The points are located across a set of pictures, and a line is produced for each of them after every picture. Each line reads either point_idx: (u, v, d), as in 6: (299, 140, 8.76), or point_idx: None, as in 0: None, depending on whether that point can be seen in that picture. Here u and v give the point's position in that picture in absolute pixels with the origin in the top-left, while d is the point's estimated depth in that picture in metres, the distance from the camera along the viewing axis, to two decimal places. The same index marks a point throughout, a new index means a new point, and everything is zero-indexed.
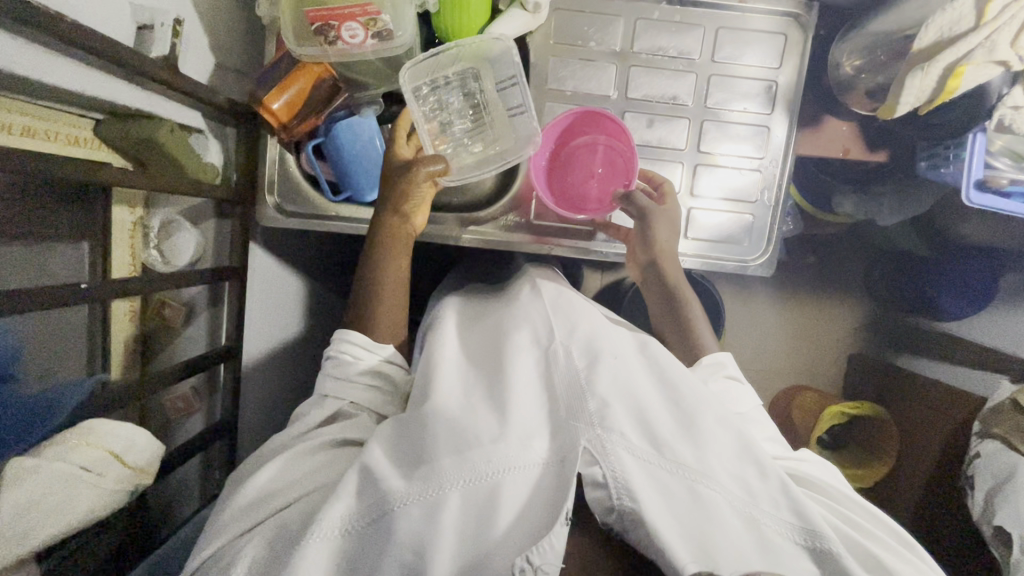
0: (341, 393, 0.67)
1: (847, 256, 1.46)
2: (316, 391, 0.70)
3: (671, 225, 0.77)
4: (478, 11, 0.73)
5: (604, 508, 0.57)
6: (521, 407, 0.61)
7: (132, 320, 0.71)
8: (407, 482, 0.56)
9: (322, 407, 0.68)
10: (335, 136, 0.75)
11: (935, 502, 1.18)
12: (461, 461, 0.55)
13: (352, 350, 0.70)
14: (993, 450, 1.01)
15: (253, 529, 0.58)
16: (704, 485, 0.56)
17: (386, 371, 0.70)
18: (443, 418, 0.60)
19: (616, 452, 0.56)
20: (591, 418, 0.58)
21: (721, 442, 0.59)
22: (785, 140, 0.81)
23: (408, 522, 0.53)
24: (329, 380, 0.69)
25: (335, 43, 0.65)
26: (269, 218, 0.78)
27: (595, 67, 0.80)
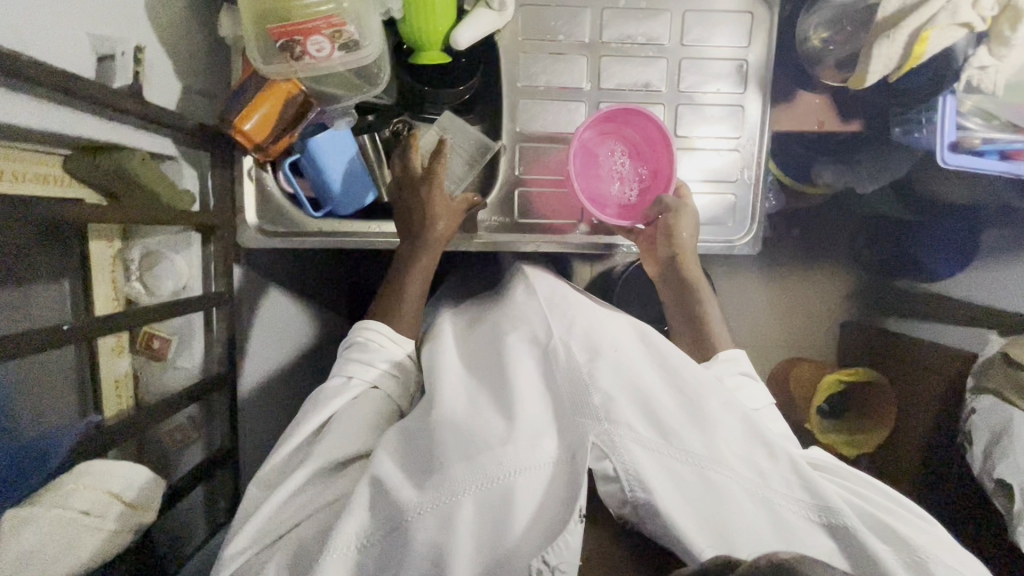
0: (368, 380, 0.68)
1: (830, 226, 1.48)
2: (334, 371, 0.69)
3: (693, 221, 0.78)
4: (444, 12, 0.72)
5: (617, 501, 0.58)
6: (527, 406, 0.61)
7: (120, 356, 0.71)
8: (418, 491, 0.55)
9: (344, 393, 0.66)
10: (314, 154, 0.75)
11: (937, 459, 1.21)
12: (472, 466, 0.55)
13: (381, 339, 0.70)
14: (989, 404, 1.03)
15: (264, 557, 0.58)
16: (715, 472, 0.56)
17: (406, 366, 0.71)
18: (450, 426, 0.59)
19: (626, 446, 0.56)
20: (598, 413, 0.58)
21: (728, 424, 0.60)
22: (760, 117, 0.81)
23: (426, 527, 0.54)
24: (354, 364, 0.68)
25: (302, 59, 0.64)
26: (250, 239, 0.79)
27: (566, 60, 0.80)
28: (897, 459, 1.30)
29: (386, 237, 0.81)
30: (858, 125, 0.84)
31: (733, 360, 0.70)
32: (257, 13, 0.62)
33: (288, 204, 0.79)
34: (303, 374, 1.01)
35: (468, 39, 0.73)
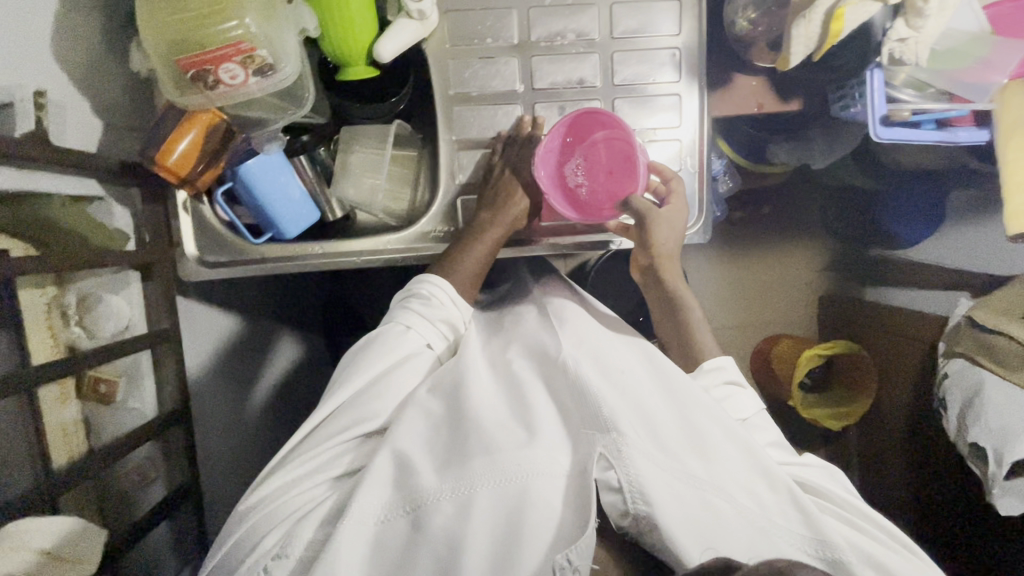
0: (424, 334, 0.70)
1: (799, 200, 1.46)
2: (392, 318, 0.71)
3: (671, 225, 0.77)
4: (365, 25, 0.71)
5: (618, 512, 0.57)
6: (541, 415, 0.60)
7: (66, 405, 0.69)
8: (439, 479, 0.56)
9: (401, 342, 0.68)
10: (246, 180, 0.72)
11: (916, 426, 1.21)
12: (490, 462, 0.55)
13: (441, 297, 0.72)
14: (960, 368, 1.03)
15: (301, 509, 0.58)
16: (717, 495, 0.56)
17: (458, 326, 0.73)
18: (467, 428, 0.59)
19: (635, 462, 0.55)
20: (610, 425, 0.57)
21: (733, 448, 0.59)
22: (697, 104, 0.81)
23: (442, 512, 0.54)
24: (413, 315, 0.70)
25: (217, 87, 0.62)
26: (190, 271, 0.77)
27: (496, 63, 0.79)
28: (882, 429, 1.31)
29: (330, 257, 0.79)
30: (797, 104, 0.83)
31: (719, 368, 0.71)
32: (165, 45, 0.61)
33: (225, 232, 0.78)
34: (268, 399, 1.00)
35: (392, 51, 0.72)
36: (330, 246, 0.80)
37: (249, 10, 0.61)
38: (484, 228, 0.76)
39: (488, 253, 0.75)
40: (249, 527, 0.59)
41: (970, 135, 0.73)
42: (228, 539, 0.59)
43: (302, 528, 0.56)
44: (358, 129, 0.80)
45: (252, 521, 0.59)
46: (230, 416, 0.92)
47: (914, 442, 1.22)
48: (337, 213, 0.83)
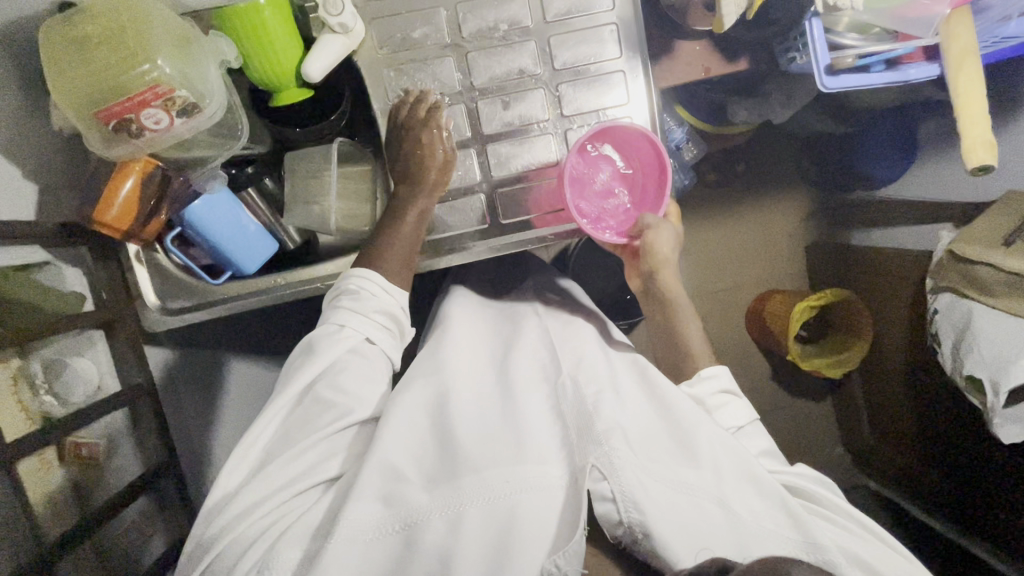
0: (363, 329, 0.65)
1: (772, 154, 1.42)
2: (325, 320, 0.66)
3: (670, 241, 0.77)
4: (286, 47, 0.69)
5: (612, 523, 0.56)
6: (533, 435, 0.61)
7: (50, 472, 0.68)
8: (429, 494, 0.56)
9: (341, 342, 0.64)
10: (193, 223, 0.70)
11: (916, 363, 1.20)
12: (480, 479, 0.56)
13: (372, 288, 0.67)
14: (948, 303, 1.01)
15: (274, 528, 0.56)
16: (705, 498, 0.57)
17: (399, 315, 0.69)
18: (458, 449, 0.59)
19: (626, 474, 0.55)
20: (599, 438, 0.58)
21: (722, 453, 0.61)
22: (643, 77, 0.79)
23: (432, 529, 0.53)
24: (346, 311, 0.66)
25: (141, 134, 0.61)
26: (153, 320, 0.75)
27: (432, 65, 0.77)
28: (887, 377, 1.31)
29: (295, 286, 0.78)
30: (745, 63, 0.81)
31: (714, 377, 0.72)
32: (79, 98, 0.59)
33: (184, 276, 0.76)
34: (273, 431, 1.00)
35: (321, 69, 0.70)
36: (295, 275, 0.78)
37: (162, 52, 0.59)
38: (406, 203, 0.73)
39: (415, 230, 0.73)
40: (217, 552, 0.55)
41: (920, 71, 0.72)
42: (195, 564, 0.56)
43: (279, 550, 0.54)
44: (303, 154, 0.78)
45: (218, 545, 0.55)
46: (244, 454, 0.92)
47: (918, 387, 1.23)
48: (298, 240, 0.83)
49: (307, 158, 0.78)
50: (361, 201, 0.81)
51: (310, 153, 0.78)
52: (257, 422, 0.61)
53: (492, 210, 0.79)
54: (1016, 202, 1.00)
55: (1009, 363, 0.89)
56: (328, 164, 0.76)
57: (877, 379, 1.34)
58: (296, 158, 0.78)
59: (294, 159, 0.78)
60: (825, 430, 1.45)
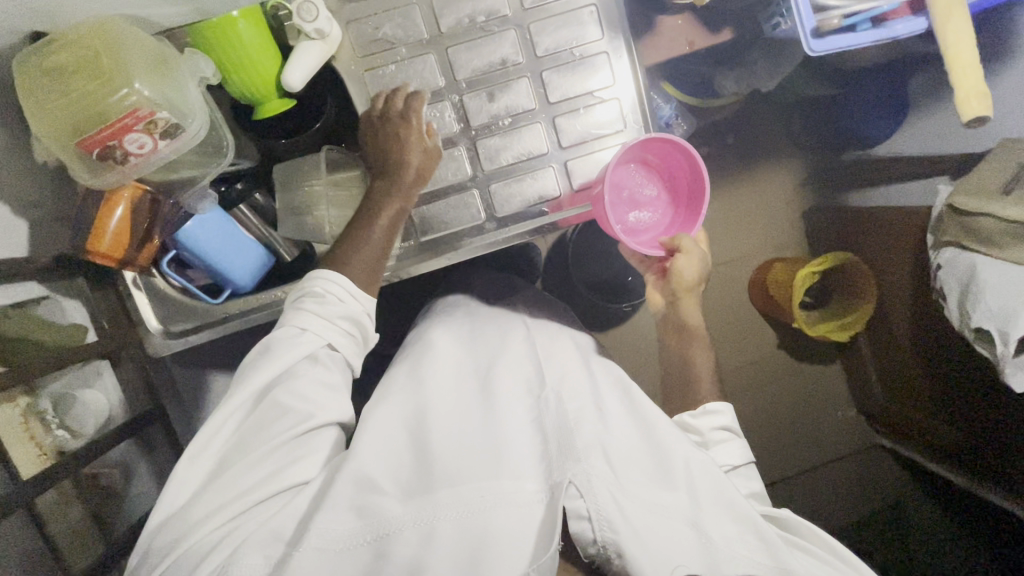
0: (324, 334, 0.63)
1: (765, 121, 1.40)
2: (285, 322, 0.64)
3: (696, 264, 0.80)
4: (264, 55, 0.68)
5: (588, 540, 0.62)
6: (514, 451, 0.65)
7: (70, 508, 0.66)
8: (405, 505, 0.58)
9: (300, 348, 0.62)
10: (187, 245, 0.70)
11: (921, 321, 1.19)
12: (456, 491, 0.59)
13: (338, 292, 0.65)
14: (952, 257, 1.00)
15: (234, 535, 0.54)
16: (672, 515, 0.62)
17: (362, 320, 0.67)
18: (435, 463, 0.63)
19: (599, 492, 0.61)
20: (577, 456, 0.63)
21: (698, 476, 0.65)
22: (627, 56, 0.77)
23: (405, 540, 0.56)
24: (308, 315, 0.63)
25: (126, 160, 0.60)
26: (159, 346, 0.76)
27: (412, 63, 0.75)
28: (897, 350, 1.28)
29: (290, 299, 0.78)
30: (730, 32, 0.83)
31: (718, 413, 0.76)
32: (59, 128, 0.58)
33: (183, 299, 0.76)
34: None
35: (301, 79, 0.69)
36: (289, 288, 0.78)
37: (139, 75, 0.59)
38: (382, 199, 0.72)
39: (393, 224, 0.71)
40: (174, 559, 0.53)
41: (907, 26, 0.70)
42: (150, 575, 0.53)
43: (237, 556, 0.52)
44: (289, 165, 0.77)
45: (175, 553, 0.53)
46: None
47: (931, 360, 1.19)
48: (294, 253, 0.81)
49: (294, 169, 0.77)
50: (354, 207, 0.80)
51: (296, 163, 0.77)
52: (210, 421, 0.59)
53: (486, 203, 0.78)
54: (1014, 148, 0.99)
55: (1016, 312, 0.88)
56: (316, 171, 0.77)
57: (887, 354, 1.31)
58: (284, 169, 0.78)
59: (283, 170, 0.78)
60: (837, 394, 1.46)
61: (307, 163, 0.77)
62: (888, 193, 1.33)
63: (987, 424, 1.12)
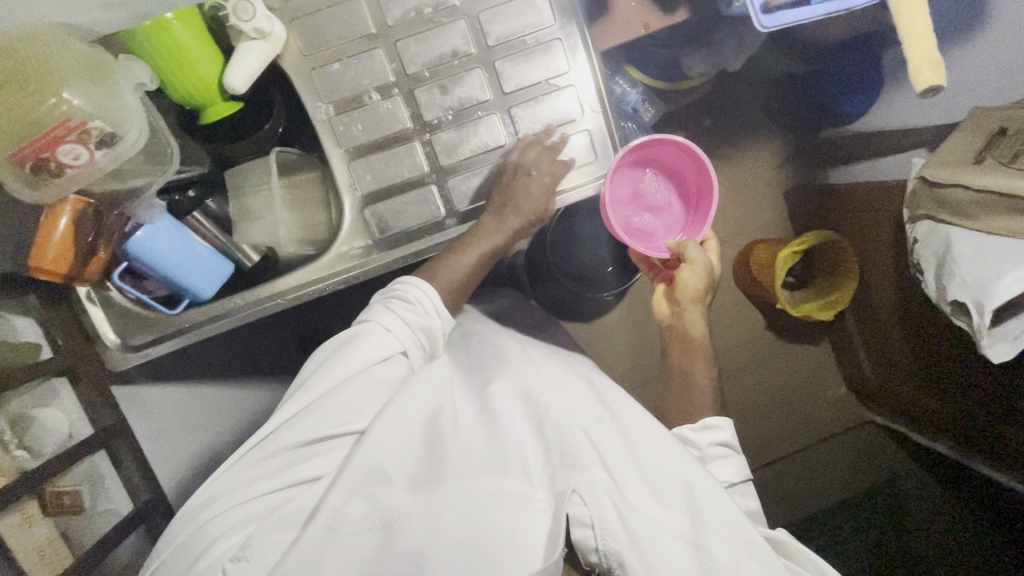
0: (403, 339, 0.70)
1: (739, 102, 1.39)
2: (370, 319, 0.71)
3: (701, 273, 0.81)
4: (206, 59, 0.66)
5: (588, 547, 0.61)
6: (528, 454, 0.64)
7: (34, 526, 0.63)
8: (414, 497, 0.58)
9: (379, 347, 0.69)
10: (138, 257, 0.68)
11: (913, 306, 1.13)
12: (465, 486, 0.59)
13: (425, 303, 0.73)
14: (927, 229, 0.98)
15: (262, 510, 0.58)
16: (670, 533, 0.59)
17: (436, 336, 0.74)
18: (449, 457, 0.63)
19: (603, 501, 0.61)
20: (586, 466, 0.63)
21: (703, 498, 0.61)
22: (579, 41, 0.76)
23: (411, 529, 0.57)
24: (395, 317, 0.71)
25: (61, 173, 0.59)
26: (117, 360, 0.75)
27: (360, 58, 0.74)
28: (890, 341, 1.24)
29: (254, 305, 0.77)
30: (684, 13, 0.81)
31: (718, 428, 0.74)
32: None
33: (141, 311, 0.75)
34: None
35: (244, 79, 0.67)
36: (253, 294, 0.77)
37: (69, 85, 0.57)
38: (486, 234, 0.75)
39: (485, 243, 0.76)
40: (208, 520, 0.58)
41: None
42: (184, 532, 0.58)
43: (262, 527, 0.56)
44: (240, 171, 0.78)
45: (210, 515, 0.58)
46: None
47: (922, 348, 1.14)
48: (254, 257, 0.79)
49: (247, 173, 0.78)
50: (313, 209, 0.80)
51: (249, 167, 0.78)
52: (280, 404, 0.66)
53: (445, 199, 0.77)
54: (984, 118, 0.95)
55: (991, 282, 0.84)
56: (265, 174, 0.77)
57: (881, 345, 1.28)
58: (239, 174, 0.79)
59: (236, 175, 0.79)
60: (827, 374, 1.46)
61: (257, 166, 0.78)
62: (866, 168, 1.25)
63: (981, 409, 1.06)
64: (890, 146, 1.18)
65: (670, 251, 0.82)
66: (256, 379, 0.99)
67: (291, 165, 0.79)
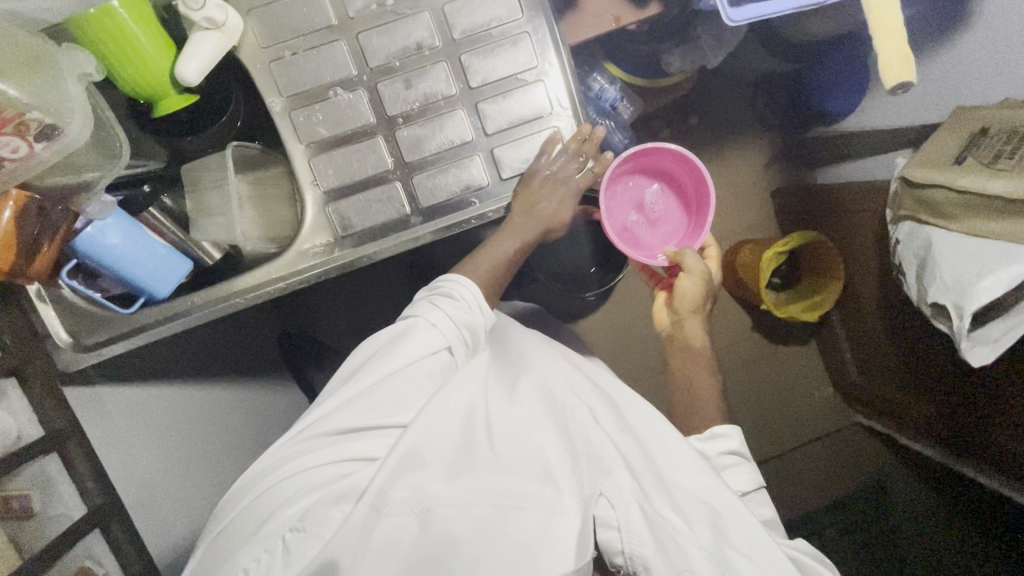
0: (447, 335, 0.70)
1: (722, 101, 1.37)
2: (416, 313, 0.71)
3: (697, 280, 0.79)
4: (156, 51, 0.64)
5: (612, 550, 0.59)
6: (555, 453, 0.61)
7: None
8: (447, 485, 0.57)
9: (424, 342, 0.68)
10: (88, 254, 0.66)
11: (898, 308, 1.11)
12: (499, 482, 0.58)
13: (467, 299, 0.73)
14: (909, 231, 0.96)
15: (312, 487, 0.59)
16: (694, 545, 0.57)
17: (478, 331, 0.73)
18: (484, 451, 0.61)
19: (630, 506, 0.58)
20: (613, 470, 0.60)
21: (727, 513, 0.59)
22: (548, 34, 0.74)
23: (445, 517, 0.56)
24: (440, 312, 0.71)
25: (0, 167, 0.57)
26: (70, 360, 0.73)
27: (322, 51, 0.72)
28: (878, 347, 1.22)
29: (212, 304, 0.75)
30: (656, 7, 0.80)
31: (726, 437, 0.73)
32: None
33: (98, 309, 0.74)
34: (246, 450, 0.96)
35: (197, 71, 0.65)
36: (213, 293, 0.75)
37: (5, 77, 0.57)
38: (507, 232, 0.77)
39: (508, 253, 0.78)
40: (274, 487, 0.61)
41: None
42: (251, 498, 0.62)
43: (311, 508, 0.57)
44: (197, 163, 0.75)
45: (267, 488, 0.61)
46: (216, 479, 0.88)
47: (907, 353, 1.13)
48: (217, 255, 0.78)
49: (207, 168, 0.74)
50: (277, 206, 0.78)
51: (205, 162, 0.75)
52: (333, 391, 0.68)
53: (410, 196, 0.75)
54: (965, 118, 0.92)
55: (970, 285, 0.81)
56: (222, 170, 0.73)
57: (869, 350, 1.25)
58: (196, 168, 0.75)
59: (194, 169, 0.75)
60: (813, 375, 1.45)
61: (212, 161, 0.74)
62: (854, 169, 1.22)
63: (967, 412, 1.04)
64: (874, 146, 1.16)
65: (668, 260, 0.79)
66: (224, 381, 0.96)
67: (253, 159, 0.76)
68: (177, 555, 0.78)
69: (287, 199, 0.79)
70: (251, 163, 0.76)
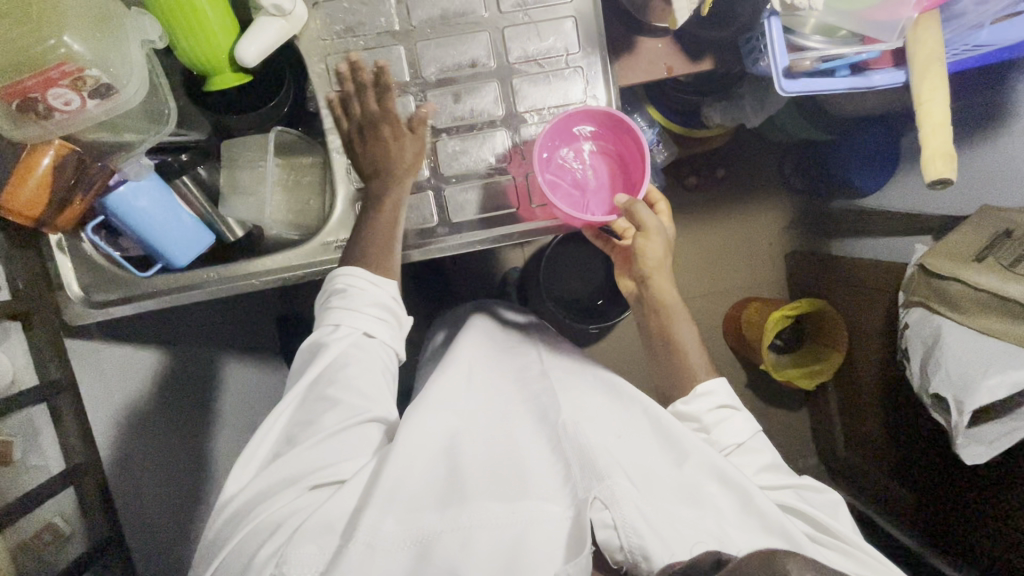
0: (358, 324, 0.64)
1: (752, 159, 1.38)
2: (320, 321, 0.66)
3: (650, 234, 0.75)
4: (223, 30, 0.66)
5: (613, 548, 0.55)
6: (533, 469, 0.60)
7: None
8: (441, 512, 0.54)
9: (338, 342, 0.63)
10: (115, 213, 0.66)
11: (896, 387, 1.12)
12: (485, 499, 0.55)
13: (360, 284, 0.66)
14: (918, 318, 0.94)
15: (282, 529, 0.52)
16: (695, 528, 0.56)
17: (395, 305, 0.68)
18: (463, 468, 0.59)
19: (627, 504, 0.55)
20: (591, 471, 0.57)
21: (722, 495, 0.59)
22: (599, 72, 0.75)
23: (447, 543, 0.52)
24: (337, 310, 0.65)
25: (50, 116, 0.59)
26: (75, 315, 0.71)
27: (379, 53, 0.73)
28: (869, 424, 1.22)
29: (228, 282, 0.74)
30: (708, 63, 0.82)
31: (711, 393, 0.70)
32: None
33: (113, 267, 0.73)
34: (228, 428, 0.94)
35: (258, 55, 0.66)
36: (229, 271, 0.74)
37: (70, 28, 0.56)
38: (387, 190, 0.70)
39: (396, 212, 0.69)
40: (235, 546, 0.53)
41: (885, 77, 0.69)
42: (221, 553, 0.53)
43: (294, 545, 0.50)
44: (237, 142, 0.77)
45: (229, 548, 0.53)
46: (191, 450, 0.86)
47: (901, 435, 1.13)
48: (239, 233, 0.77)
49: (245, 145, 0.77)
50: (307, 195, 0.78)
51: (241, 143, 0.77)
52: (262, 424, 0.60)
53: (438, 206, 0.75)
54: (989, 217, 0.94)
55: (975, 381, 0.82)
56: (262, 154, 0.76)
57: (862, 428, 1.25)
58: (233, 145, 0.77)
59: (230, 146, 0.77)
60: (803, 440, 1.43)
61: (251, 141, 0.76)
62: (872, 245, 1.23)
63: (954, 504, 1.02)
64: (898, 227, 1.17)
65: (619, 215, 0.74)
66: (221, 356, 0.96)
67: (293, 145, 0.79)
68: (146, 523, 0.76)
69: (314, 188, 0.78)
70: (289, 149, 0.78)
